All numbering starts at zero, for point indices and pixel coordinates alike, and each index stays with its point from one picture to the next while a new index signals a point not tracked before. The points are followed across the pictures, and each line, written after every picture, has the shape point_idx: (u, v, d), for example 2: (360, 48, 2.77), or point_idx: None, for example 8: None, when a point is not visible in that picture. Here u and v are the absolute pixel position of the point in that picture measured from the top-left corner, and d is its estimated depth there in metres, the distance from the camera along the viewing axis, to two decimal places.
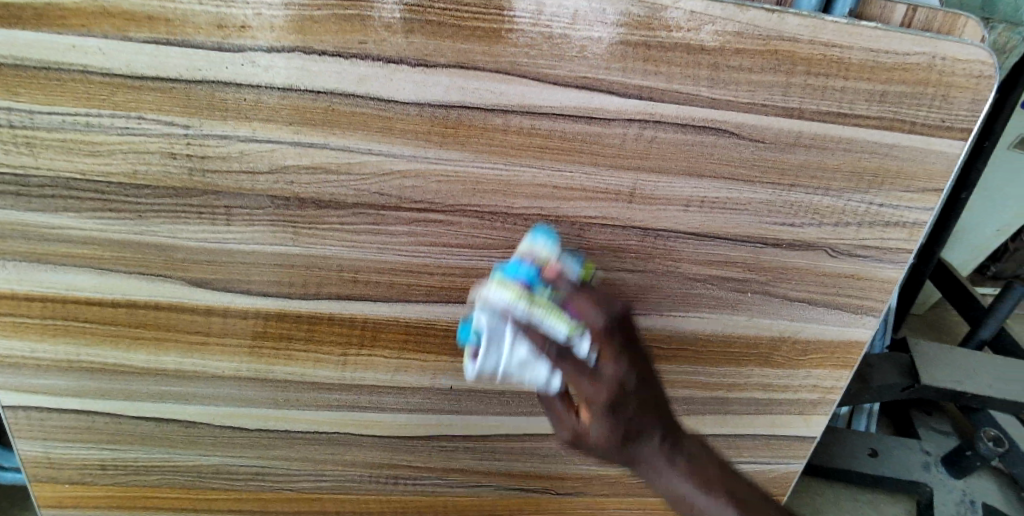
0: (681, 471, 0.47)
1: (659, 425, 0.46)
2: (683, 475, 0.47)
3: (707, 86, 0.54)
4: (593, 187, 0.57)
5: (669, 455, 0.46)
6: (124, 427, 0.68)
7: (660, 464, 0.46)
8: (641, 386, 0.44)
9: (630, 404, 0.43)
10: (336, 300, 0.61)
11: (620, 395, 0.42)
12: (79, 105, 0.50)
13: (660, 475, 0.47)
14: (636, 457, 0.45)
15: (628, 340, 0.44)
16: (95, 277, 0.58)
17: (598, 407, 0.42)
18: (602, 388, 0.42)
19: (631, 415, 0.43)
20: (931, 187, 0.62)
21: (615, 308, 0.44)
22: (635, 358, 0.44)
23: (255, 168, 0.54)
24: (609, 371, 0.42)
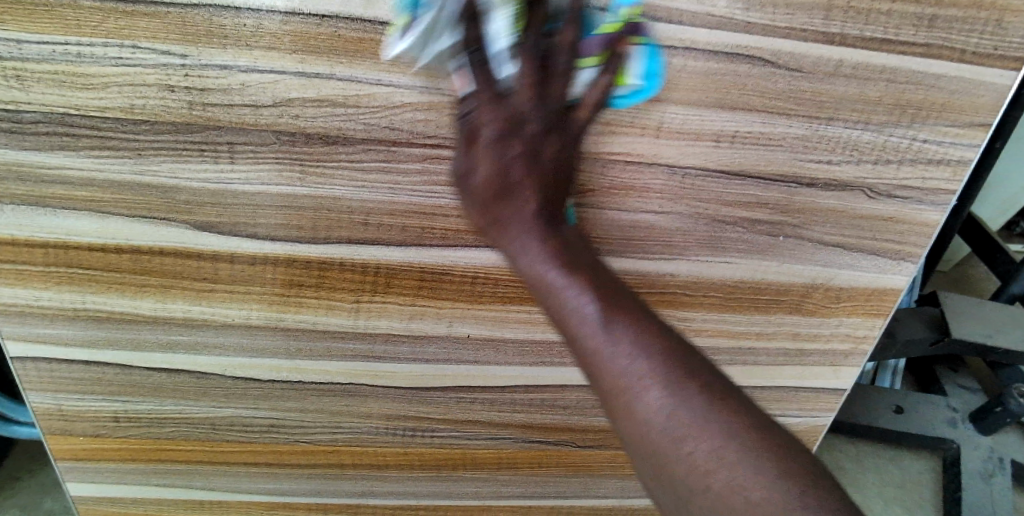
0: (549, 250, 0.46)
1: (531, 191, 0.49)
2: (551, 255, 0.47)
3: (743, 7, 0.50)
4: (618, 121, 0.54)
5: (549, 255, 0.46)
6: (136, 378, 0.67)
7: (535, 226, 0.48)
8: (557, 95, 0.48)
9: (514, 140, 0.48)
10: (347, 244, 0.58)
11: (508, 107, 0.48)
12: (70, 33, 0.47)
13: (529, 239, 0.48)
14: (530, 188, 0.48)
15: (564, 105, 0.49)
16: (97, 221, 0.56)
17: (523, 191, 0.48)
18: (486, 109, 0.48)
19: (525, 147, 0.48)
20: (978, 123, 0.58)
21: (551, 143, 0.49)
22: (552, 126, 0.49)
23: (258, 101, 0.51)
24: (521, 111, 0.47)
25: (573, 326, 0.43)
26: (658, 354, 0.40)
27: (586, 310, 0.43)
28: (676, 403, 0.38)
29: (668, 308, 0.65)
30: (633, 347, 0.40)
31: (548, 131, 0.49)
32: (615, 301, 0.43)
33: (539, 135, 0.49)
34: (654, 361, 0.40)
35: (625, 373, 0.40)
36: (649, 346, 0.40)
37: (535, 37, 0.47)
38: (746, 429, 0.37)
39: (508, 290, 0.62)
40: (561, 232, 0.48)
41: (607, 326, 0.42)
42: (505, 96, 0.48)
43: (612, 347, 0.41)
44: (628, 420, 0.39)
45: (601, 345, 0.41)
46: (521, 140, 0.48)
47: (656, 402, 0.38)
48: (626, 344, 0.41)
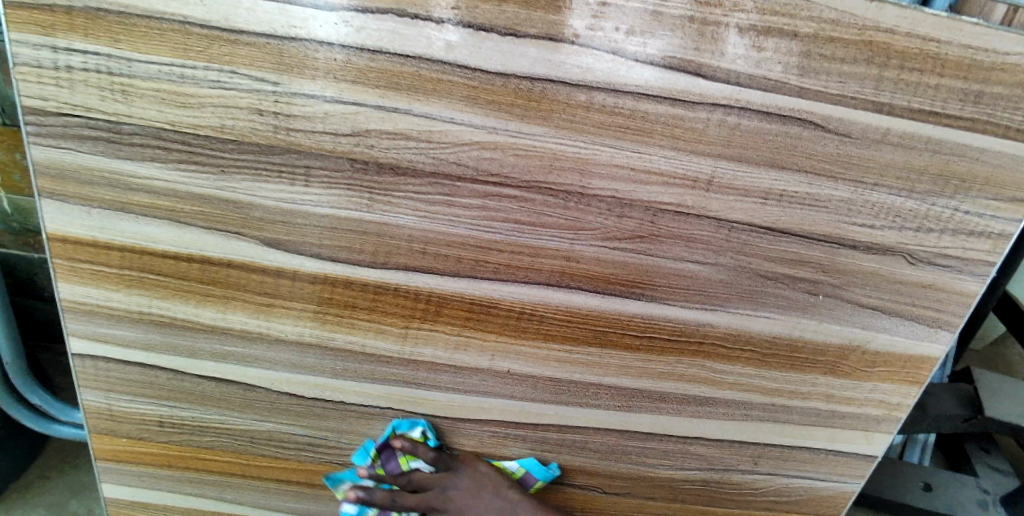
0: (474, 502, 0.68)
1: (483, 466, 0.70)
2: (474, 502, 0.68)
3: (796, 74, 0.53)
4: (671, 172, 0.56)
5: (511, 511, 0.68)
6: (184, 385, 0.69)
7: (487, 500, 0.68)
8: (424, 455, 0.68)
9: (430, 501, 0.69)
10: (403, 271, 0.61)
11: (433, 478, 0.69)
12: (178, 56, 0.52)
13: (469, 501, 0.68)
14: (467, 483, 0.69)
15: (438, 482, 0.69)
16: (173, 229, 0.60)
17: (450, 500, 0.69)
18: (404, 487, 0.70)
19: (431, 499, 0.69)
20: (1020, 198, 0.59)
21: (442, 479, 0.69)
22: (475, 445, 0.71)
23: (338, 130, 0.55)
24: (438, 470, 0.69)
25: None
26: (530, 515, 0.68)
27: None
28: None
29: (705, 358, 0.66)
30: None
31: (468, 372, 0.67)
32: (517, 508, 0.68)
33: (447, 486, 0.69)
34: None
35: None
36: (527, 512, 0.68)
37: (398, 479, 0.70)
38: None
39: (552, 328, 0.64)
40: (512, 500, 0.68)
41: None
42: (399, 499, 0.69)
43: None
44: None
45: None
46: (443, 482, 0.69)
47: None
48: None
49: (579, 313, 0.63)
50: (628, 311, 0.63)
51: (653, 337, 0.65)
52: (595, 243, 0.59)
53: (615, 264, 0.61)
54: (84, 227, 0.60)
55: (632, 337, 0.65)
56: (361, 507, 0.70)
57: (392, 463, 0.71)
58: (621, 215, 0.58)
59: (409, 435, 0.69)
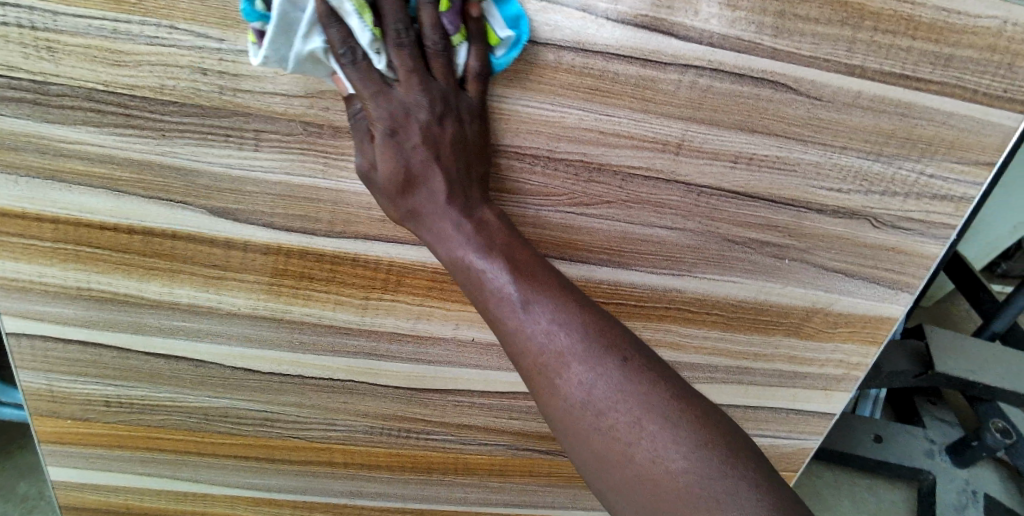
0: (467, 234, 0.47)
1: (483, 205, 0.49)
2: (471, 240, 0.47)
3: (771, 35, 0.51)
4: (641, 136, 0.55)
5: (483, 244, 0.47)
6: (131, 363, 0.66)
7: (455, 210, 0.48)
8: (427, 95, 0.46)
9: (409, 129, 0.46)
10: (362, 240, 0.58)
11: (404, 121, 0.46)
12: (108, 8, 0.47)
13: (411, 219, 0.49)
14: (447, 192, 0.48)
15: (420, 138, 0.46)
16: (111, 199, 0.55)
17: (423, 167, 0.47)
18: (413, 121, 0.46)
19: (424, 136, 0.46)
20: (983, 161, 0.60)
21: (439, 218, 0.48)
22: (432, 142, 0.47)
23: (290, 91, 0.51)
24: (408, 121, 0.46)
25: (547, 391, 0.43)
26: (578, 326, 0.43)
27: (548, 329, 0.43)
28: (595, 375, 0.41)
29: (672, 322, 0.66)
30: (558, 318, 0.43)
31: (441, 118, 0.47)
32: (507, 246, 0.47)
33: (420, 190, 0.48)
34: (592, 368, 0.42)
35: (591, 407, 0.41)
36: (569, 321, 0.43)
37: (374, 83, 0.45)
38: (665, 399, 0.41)
39: None
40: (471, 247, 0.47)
41: (524, 308, 0.44)
42: (406, 110, 0.46)
43: (531, 325, 0.43)
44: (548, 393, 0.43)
45: (520, 325, 0.44)
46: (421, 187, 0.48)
47: (576, 376, 0.42)
48: (546, 326, 0.43)
49: None
50: (596, 277, 0.62)
51: (620, 304, 0.64)
52: (562, 209, 0.58)
53: (582, 231, 0.59)
54: (12, 198, 0.55)
55: (598, 304, 0.63)
56: (294, 91, 0.46)
57: (445, 23, 0.45)
58: (589, 180, 0.56)
59: (491, 18, 0.47)
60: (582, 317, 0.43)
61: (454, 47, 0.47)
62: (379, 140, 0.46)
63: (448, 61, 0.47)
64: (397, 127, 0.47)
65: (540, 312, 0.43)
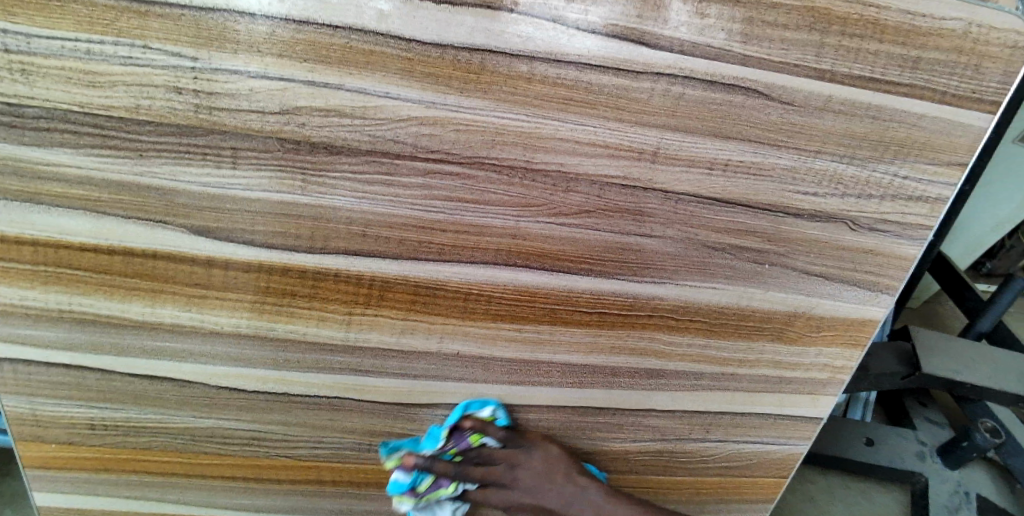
0: (572, 488, 0.67)
1: (572, 487, 0.67)
2: (571, 494, 0.67)
3: (740, 41, 0.52)
4: (616, 145, 0.55)
5: (563, 475, 0.67)
6: (114, 385, 0.65)
7: (542, 473, 0.67)
8: (505, 483, 0.68)
9: (505, 475, 0.67)
10: (343, 255, 0.58)
11: (498, 472, 0.67)
12: (83, 29, 0.48)
13: (536, 491, 0.67)
14: (544, 485, 0.67)
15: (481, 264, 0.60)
16: (90, 220, 0.55)
17: (521, 481, 0.67)
18: (493, 494, 0.68)
19: (507, 469, 0.67)
20: (956, 162, 0.61)
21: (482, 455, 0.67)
22: (488, 475, 0.67)
23: (265, 108, 0.51)
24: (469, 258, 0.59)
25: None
26: (617, 500, 0.67)
27: (598, 500, 0.67)
28: (635, 514, 0.67)
29: (655, 330, 0.66)
30: (606, 501, 0.67)
31: (506, 444, 0.68)
32: (569, 469, 0.68)
33: (495, 470, 0.67)
34: (616, 511, 0.67)
35: (603, 515, 0.67)
36: (614, 500, 0.67)
37: (456, 470, 0.66)
38: (639, 506, 0.68)
39: (500, 308, 0.63)
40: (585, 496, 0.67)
41: (599, 512, 0.67)
42: (483, 474, 0.67)
43: (577, 497, 0.67)
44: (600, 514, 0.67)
45: (576, 505, 0.67)
46: (495, 470, 0.67)
47: (608, 497, 0.67)
48: (592, 500, 0.67)
49: (526, 291, 0.62)
50: (577, 287, 0.62)
51: (603, 312, 0.64)
52: (541, 220, 0.58)
53: (562, 240, 0.59)
54: None
55: (582, 313, 0.64)
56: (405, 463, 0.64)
57: (469, 445, 0.68)
58: (567, 190, 0.57)
59: (474, 415, 0.68)
60: (620, 501, 0.67)
61: (479, 440, 0.68)
62: (445, 488, 0.66)
63: (471, 454, 0.68)
64: (451, 393, 0.64)
65: (593, 489, 0.68)
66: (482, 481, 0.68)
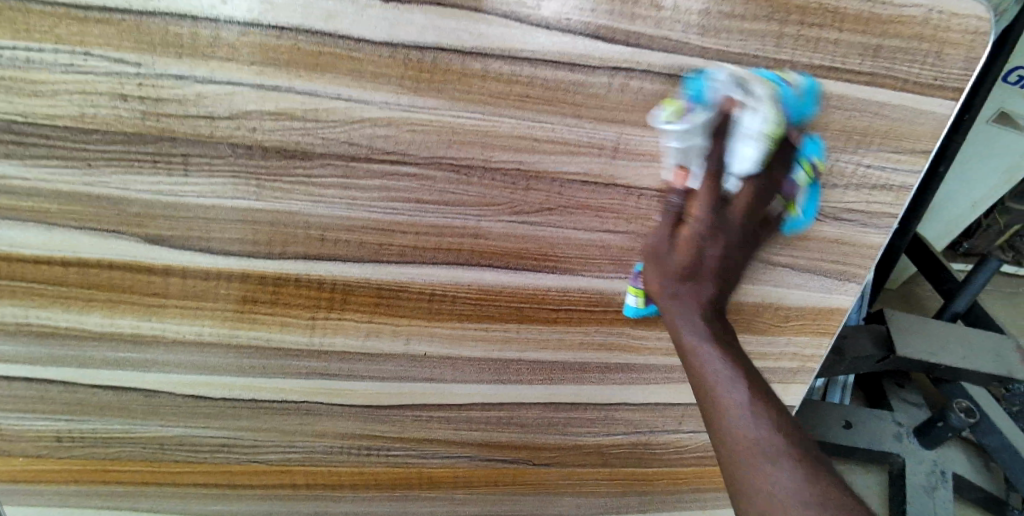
0: (733, 357, 0.53)
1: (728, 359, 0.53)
2: (738, 369, 0.53)
3: (697, 34, 0.51)
4: (576, 141, 0.54)
5: (733, 372, 0.53)
6: (77, 397, 0.64)
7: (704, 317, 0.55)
8: (728, 247, 0.55)
9: (708, 265, 0.55)
10: (303, 260, 0.57)
11: (712, 236, 0.54)
12: (20, 37, 0.46)
13: (705, 287, 0.56)
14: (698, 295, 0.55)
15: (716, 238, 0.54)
16: (41, 232, 0.54)
17: (715, 273, 0.56)
18: (708, 253, 0.55)
19: (708, 250, 0.55)
20: (919, 149, 0.60)
21: (709, 252, 0.54)
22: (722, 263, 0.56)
23: (214, 113, 0.50)
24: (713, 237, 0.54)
25: (701, 368, 0.54)
26: (776, 422, 0.50)
27: (743, 400, 0.51)
28: (790, 476, 0.47)
29: (624, 325, 0.66)
30: (756, 415, 0.50)
31: (730, 243, 0.56)
32: (738, 352, 0.55)
33: (700, 229, 0.54)
34: (771, 434, 0.49)
35: (767, 441, 0.49)
36: (777, 434, 0.49)
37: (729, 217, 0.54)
38: (801, 458, 0.49)
39: (465, 308, 0.62)
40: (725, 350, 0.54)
41: (748, 409, 0.51)
42: (722, 226, 0.54)
43: (746, 414, 0.50)
44: (691, 368, 0.54)
45: (734, 406, 0.51)
46: (716, 237, 0.54)
47: (745, 419, 0.50)
48: (755, 411, 0.51)
49: (490, 290, 0.61)
50: (543, 285, 0.62)
51: (571, 309, 0.64)
52: (503, 218, 0.57)
53: (525, 239, 0.59)
54: None
55: (548, 311, 0.64)
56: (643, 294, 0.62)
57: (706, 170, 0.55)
58: (527, 189, 0.56)
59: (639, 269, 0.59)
60: (772, 413, 0.51)
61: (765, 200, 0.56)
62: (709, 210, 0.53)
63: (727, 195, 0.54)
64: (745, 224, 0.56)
65: (761, 410, 0.50)
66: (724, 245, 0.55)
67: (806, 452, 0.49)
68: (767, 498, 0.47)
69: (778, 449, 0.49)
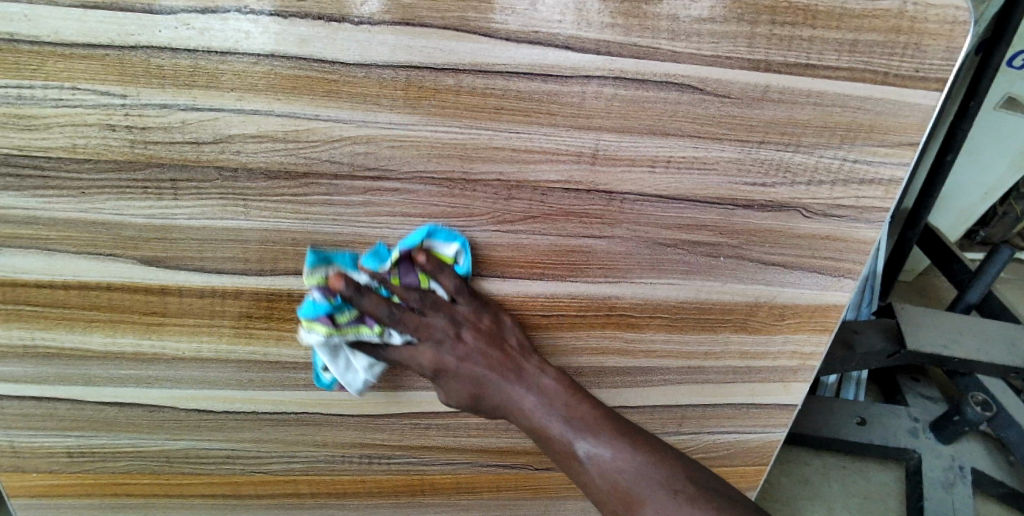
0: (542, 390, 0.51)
1: (541, 374, 0.53)
2: (543, 401, 0.51)
3: (668, 38, 0.52)
4: (554, 149, 0.55)
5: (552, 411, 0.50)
6: (86, 413, 0.66)
7: (472, 348, 0.53)
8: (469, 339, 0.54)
9: (450, 334, 0.53)
10: (294, 275, 0.59)
11: (453, 334, 0.53)
12: (7, 75, 0.48)
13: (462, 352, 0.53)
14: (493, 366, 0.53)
15: (443, 303, 0.54)
16: (42, 257, 0.56)
17: (465, 363, 0.53)
18: (468, 338, 0.54)
19: (473, 346, 0.53)
20: (906, 142, 0.59)
21: (467, 334, 0.54)
22: (485, 333, 0.55)
23: (198, 138, 0.52)
24: (455, 330, 0.54)
25: (514, 417, 0.52)
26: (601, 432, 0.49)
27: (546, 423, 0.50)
28: (632, 454, 0.47)
29: (616, 329, 0.66)
30: (573, 431, 0.49)
31: (458, 301, 0.56)
32: (563, 407, 0.50)
33: (477, 339, 0.54)
34: (612, 463, 0.47)
35: (565, 449, 0.49)
36: (593, 429, 0.49)
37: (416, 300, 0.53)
38: (632, 457, 0.47)
39: None
40: (539, 380, 0.52)
41: (591, 460, 0.48)
42: (424, 315, 0.53)
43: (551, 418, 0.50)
44: (522, 418, 0.51)
45: (546, 424, 0.50)
46: (462, 344, 0.53)
47: (583, 446, 0.48)
48: (563, 415, 0.50)
49: None
50: (532, 292, 0.62)
51: (561, 315, 0.64)
52: (487, 228, 0.58)
53: (511, 247, 0.59)
54: None
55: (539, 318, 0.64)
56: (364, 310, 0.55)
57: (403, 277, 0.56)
58: (509, 198, 0.57)
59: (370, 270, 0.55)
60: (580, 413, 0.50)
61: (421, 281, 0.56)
62: (425, 309, 0.53)
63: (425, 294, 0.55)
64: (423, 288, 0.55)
65: (575, 432, 0.49)
66: (434, 307, 0.53)
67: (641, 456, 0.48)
68: (633, 486, 0.46)
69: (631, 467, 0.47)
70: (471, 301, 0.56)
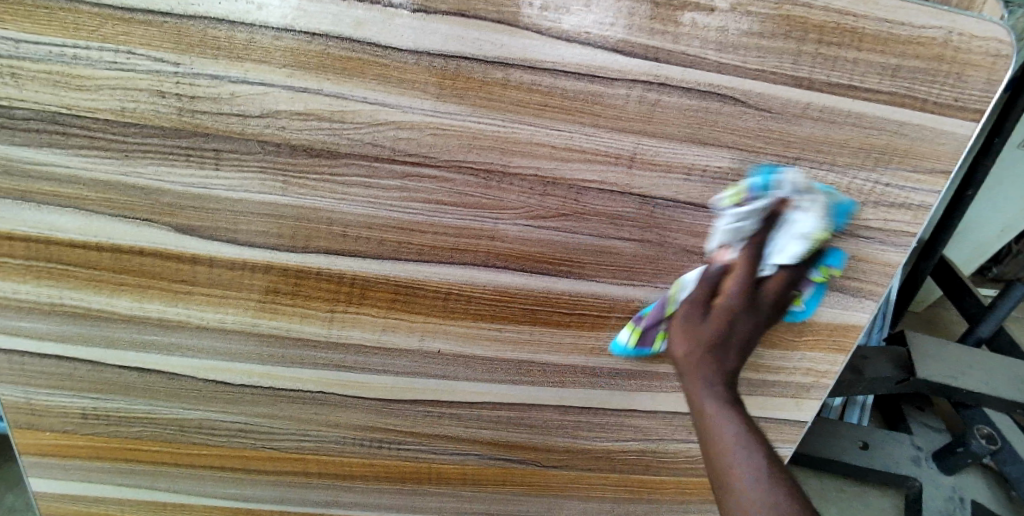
0: (711, 371, 0.57)
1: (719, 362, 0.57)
2: (711, 382, 0.56)
3: (715, 49, 0.52)
4: (592, 150, 0.56)
5: (707, 378, 0.56)
6: (105, 376, 0.67)
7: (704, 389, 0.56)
8: (741, 329, 0.59)
9: (705, 360, 0.57)
10: (325, 254, 0.59)
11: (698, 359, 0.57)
12: (66, 35, 0.49)
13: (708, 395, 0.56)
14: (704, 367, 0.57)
15: (727, 340, 0.58)
16: (79, 218, 0.57)
17: (708, 362, 0.57)
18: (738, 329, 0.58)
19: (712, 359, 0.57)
20: (939, 170, 0.60)
21: (740, 326, 0.58)
22: (713, 348, 0.57)
23: (246, 111, 0.52)
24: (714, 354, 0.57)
25: (722, 360, 0.57)
26: (718, 383, 0.56)
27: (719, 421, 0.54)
28: (743, 447, 0.52)
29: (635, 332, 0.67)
30: (716, 401, 0.55)
31: (733, 341, 0.58)
32: (722, 387, 0.56)
33: (737, 337, 0.58)
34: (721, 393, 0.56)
35: (696, 402, 0.56)
36: (725, 399, 0.55)
37: (745, 327, 0.59)
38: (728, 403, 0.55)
39: (480, 308, 0.64)
40: (711, 396, 0.56)
41: (721, 422, 0.54)
42: (739, 324, 0.58)
43: (728, 422, 0.54)
44: (706, 430, 0.54)
45: (717, 416, 0.54)
46: (715, 354, 0.57)
47: (729, 418, 0.54)
48: (740, 426, 0.53)
49: (505, 292, 0.63)
50: (557, 289, 0.63)
51: (583, 314, 0.65)
52: (518, 222, 0.59)
53: (541, 243, 0.60)
54: None
55: (561, 314, 0.65)
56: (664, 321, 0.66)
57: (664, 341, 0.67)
58: (544, 194, 0.57)
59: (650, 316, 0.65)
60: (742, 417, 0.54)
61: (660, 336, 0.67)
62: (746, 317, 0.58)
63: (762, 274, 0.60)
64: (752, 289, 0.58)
65: (728, 414, 0.54)
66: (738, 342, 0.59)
67: (718, 382, 0.56)
68: (726, 462, 0.52)
69: (741, 435, 0.53)
70: (733, 352, 0.58)
